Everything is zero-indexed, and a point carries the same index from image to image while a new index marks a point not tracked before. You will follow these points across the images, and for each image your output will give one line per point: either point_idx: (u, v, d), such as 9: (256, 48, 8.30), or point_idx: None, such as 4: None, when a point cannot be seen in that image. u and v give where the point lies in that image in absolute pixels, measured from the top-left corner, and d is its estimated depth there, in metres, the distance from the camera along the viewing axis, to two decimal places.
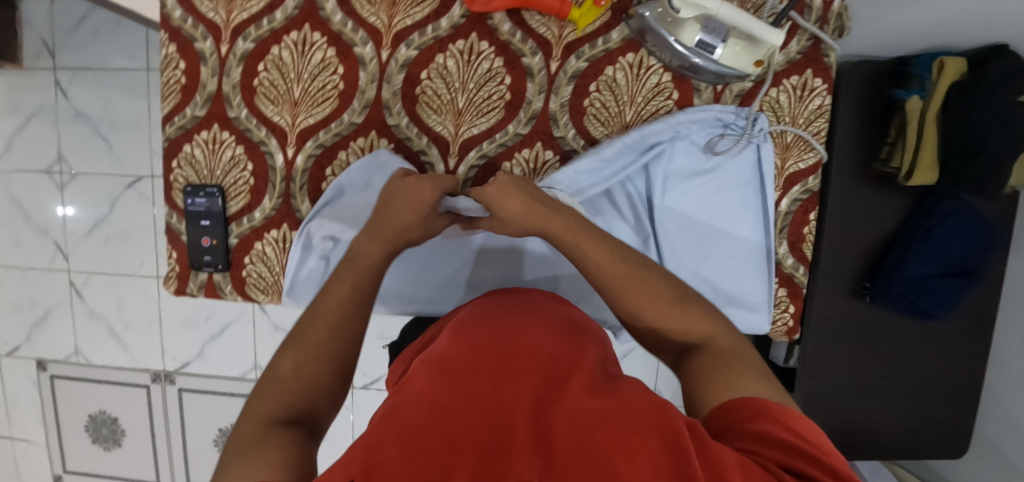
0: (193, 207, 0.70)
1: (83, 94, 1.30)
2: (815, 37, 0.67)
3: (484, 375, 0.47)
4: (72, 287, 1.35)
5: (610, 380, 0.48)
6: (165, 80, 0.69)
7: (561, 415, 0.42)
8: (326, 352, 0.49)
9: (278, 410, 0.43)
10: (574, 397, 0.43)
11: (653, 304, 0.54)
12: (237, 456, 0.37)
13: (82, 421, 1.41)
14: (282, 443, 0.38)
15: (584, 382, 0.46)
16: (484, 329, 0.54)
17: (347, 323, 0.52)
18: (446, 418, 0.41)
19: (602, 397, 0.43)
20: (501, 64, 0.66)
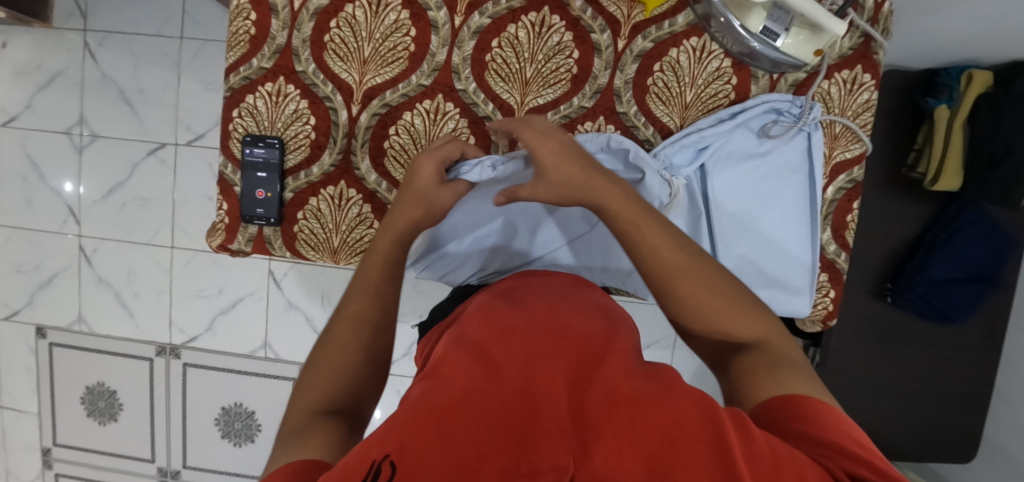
0: (251, 158, 0.70)
1: (112, 57, 1.27)
2: (866, 35, 0.69)
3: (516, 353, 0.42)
4: (82, 252, 1.33)
5: (645, 367, 0.44)
6: (234, 30, 0.69)
7: (598, 398, 0.37)
8: (355, 346, 0.50)
9: (320, 402, 0.44)
10: (613, 378, 0.39)
11: (701, 288, 0.48)
12: (284, 447, 0.38)
13: (79, 392, 1.37)
14: (321, 436, 0.39)
15: (618, 363, 0.42)
16: (511, 312, 0.50)
17: (369, 314, 0.52)
18: (478, 394, 0.36)
19: (641, 383, 0.39)
20: (570, 38, 0.68)
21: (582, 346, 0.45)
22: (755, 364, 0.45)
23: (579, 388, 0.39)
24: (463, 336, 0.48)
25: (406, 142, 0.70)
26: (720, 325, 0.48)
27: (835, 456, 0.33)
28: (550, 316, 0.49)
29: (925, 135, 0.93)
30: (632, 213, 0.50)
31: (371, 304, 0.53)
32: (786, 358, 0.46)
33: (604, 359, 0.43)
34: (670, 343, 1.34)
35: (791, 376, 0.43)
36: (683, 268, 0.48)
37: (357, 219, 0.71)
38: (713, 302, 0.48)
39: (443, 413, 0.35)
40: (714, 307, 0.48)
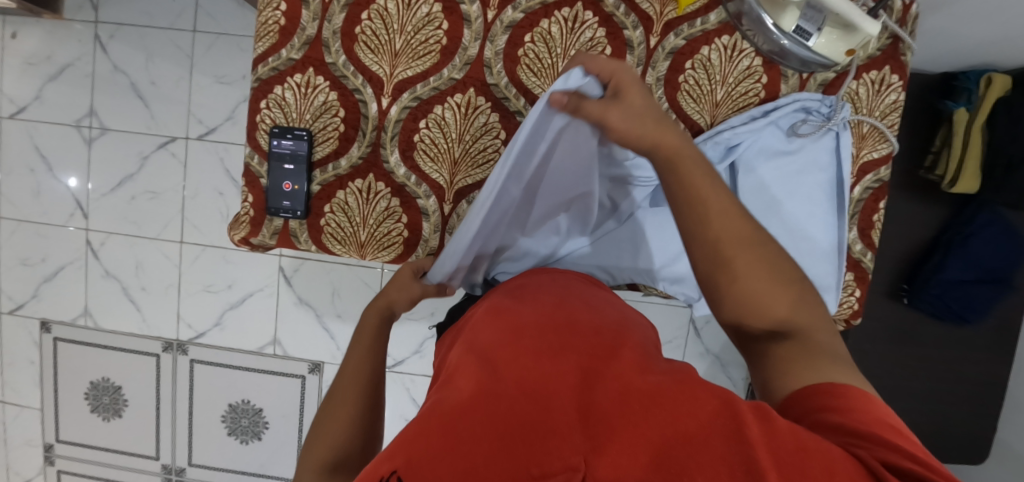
0: (279, 149, 0.69)
1: (124, 49, 1.26)
2: (894, 36, 0.70)
3: (525, 351, 0.42)
4: (88, 246, 1.31)
5: (658, 361, 0.42)
6: (264, 20, 0.69)
7: (609, 392, 0.36)
8: (349, 405, 0.52)
9: (322, 461, 0.47)
10: (623, 373, 0.38)
11: (745, 264, 0.45)
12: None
13: (83, 388, 1.35)
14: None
15: (630, 360, 0.41)
16: (518, 314, 0.49)
17: (362, 370, 0.56)
18: (487, 397, 0.36)
19: (653, 376, 0.38)
20: (603, 34, 0.68)
21: (592, 342, 0.43)
22: (786, 350, 0.44)
23: (591, 384, 0.38)
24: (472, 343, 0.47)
25: (436, 136, 0.69)
26: (764, 303, 0.45)
27: (870, 445, 0.31)
28: (557, 316, 0.48)
29: (942, 137, 0.94)
30: (700, 178, 0.46)
31: (366, 362, 0.57)
32: (817, 343, 0.43)
33: (615, 356, 0.42)
34: (681, 344, 1.35)
35: (818, 360, 0.42)
36: (736, 242, 0.45)
37: (385, 212, 0.71)
38: (757, 279, 0.45)
39: (451, 424, 0.34)
40: (758, 283, 0.45)
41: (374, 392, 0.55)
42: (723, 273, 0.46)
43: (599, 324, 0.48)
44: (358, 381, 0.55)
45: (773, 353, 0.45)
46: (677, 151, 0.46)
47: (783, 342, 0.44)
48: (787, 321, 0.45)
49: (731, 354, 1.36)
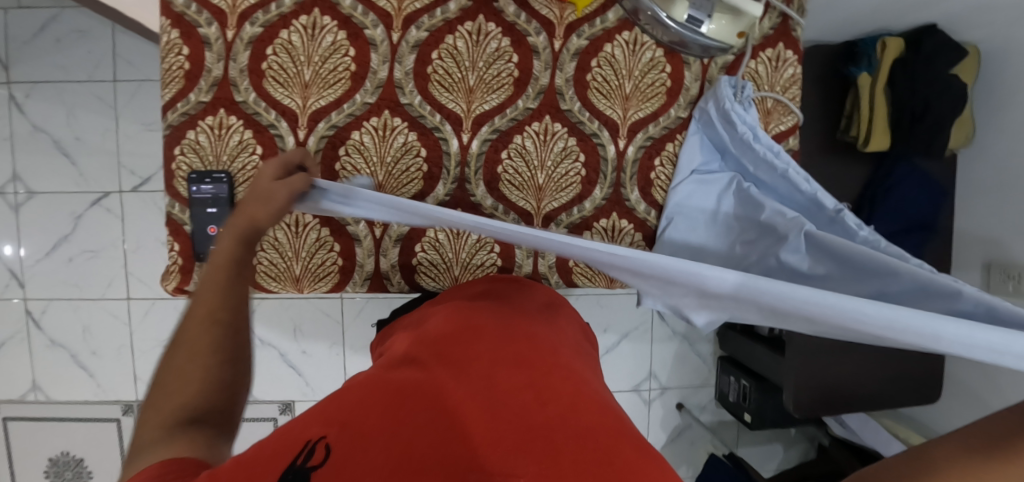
0: (199, 195, 0.68)
1: (42, 107, 1.21)
2: (783, 14, 0.74)
3: (484, 363, 0.47)
4: (29, 316, 1.26)
5: (609, 405, 0.46)
6: (167, 66, 0.67)
7: (558, 416, 0.40)
8: (214, 338, 0.46)
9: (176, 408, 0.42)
10: (575, 408, 0.42)
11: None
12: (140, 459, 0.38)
13: (42, 465, 1.29)
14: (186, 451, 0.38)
15: (589, 400, 0.44)
16: (492, 325, 0.54)
17: (228, 304, 0.49)
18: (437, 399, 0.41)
19: (607, 426, 0.41)
20: (507, 43, 0.70)
21: (555, 367, 0.48)
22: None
23: (546, 404, 0.41)
24: (439, 335, 0.52)
25: (357, 162, 0.70)
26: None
27: None
28: (525, 336, 0.52)
29: (851, 101, 0.99)
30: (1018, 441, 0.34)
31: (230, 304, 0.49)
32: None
33: (573, 384, 0.46)
34: (648, 329, 1.36)
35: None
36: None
37: (317, 244, 0.70)
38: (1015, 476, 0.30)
39: (399, 402, 0.40)
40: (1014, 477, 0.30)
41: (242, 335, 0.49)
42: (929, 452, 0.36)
43: (561, 353, 0.52)
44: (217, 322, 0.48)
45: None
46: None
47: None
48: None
49: (695, 332, 1.39)
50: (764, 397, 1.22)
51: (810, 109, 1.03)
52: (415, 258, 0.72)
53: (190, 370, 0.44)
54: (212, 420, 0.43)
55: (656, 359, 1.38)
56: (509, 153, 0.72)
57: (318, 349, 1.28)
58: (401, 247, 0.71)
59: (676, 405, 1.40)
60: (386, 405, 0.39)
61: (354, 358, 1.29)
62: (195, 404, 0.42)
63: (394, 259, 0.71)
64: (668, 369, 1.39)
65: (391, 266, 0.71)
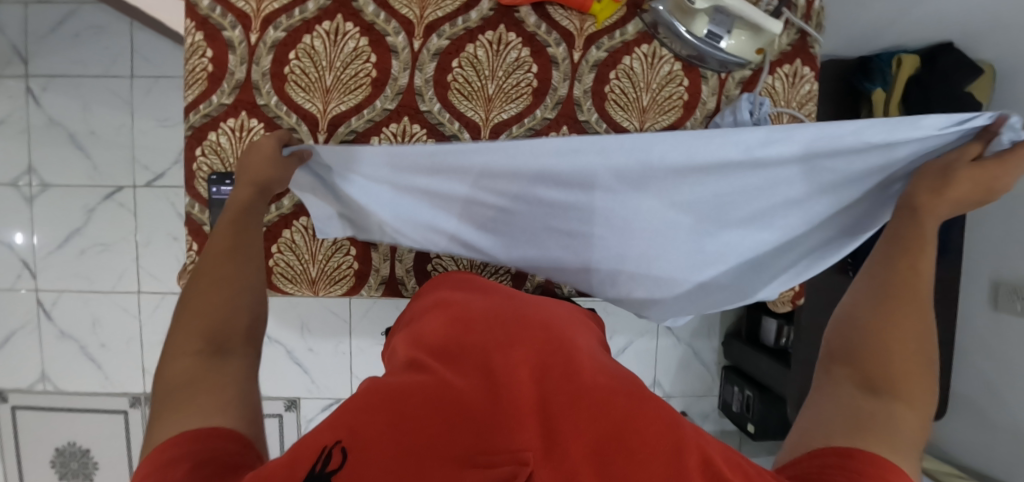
0: (220, 195, 0.69)
1: (59, 101, 1.22)
2: (801, 31, 0.74)
3: (480, 348, 0.46)
4: (40, 307, 1.27)
5: (606, 362, 0.47)
6: (190, 68, 0.68)
7: (560, 380, 0.40)
8: (225, 278, 0.48)
9: (202, 341, 0.43)
10: (574, 366, 0.42)
11: (889, 310, 0.46)
12: (175, 397, 0.39)
13: (48, 455, 1.30)
14: (221, 385, 0.40)
15: (586, 359, 0.45)
16: (483, 314, 0.54)
17: (240, 250, 0.52)
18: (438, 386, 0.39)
19: (607, 378, 0.42)
20: (528, 53, 0.70)
21: (547, 336, 0.48)
22: (875, 415, 0.39)
23: (544, 368, 0.42)
24: (433, 337, 0.51)
25: None
26: (892, 355, 0.43)
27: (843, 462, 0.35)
28: (514, 316, 0.53)
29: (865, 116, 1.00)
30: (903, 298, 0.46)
31: (243, 250, 0.52)
32: (911, 439, 0.38)
33: (569, 347, 0.46)
34: (652, 337, 1.37)
35: (888, 444, 0.37)
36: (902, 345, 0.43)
37: (333, 247, 0.71)
38: (892, 346, 0.44)
39: (400, 398, 0.38)
40: (890, 343, 0.44)
41: (254, 274, 0.51)
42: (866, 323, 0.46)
43: (554, 323, 0.52)
44: (229, 262, 0.50)
45: (843, 412, 0.40)
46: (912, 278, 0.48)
47: (878, 406, 0.40)
48: (903, 393, 0.41)
49: (700, 340, 1.40)
50: (767, 408, 1.22)
51: None
52: (430, 263, 0.73)
53: (211, 312, 0.45)
54: (232, 348, 0.44)
55: (660, 366, 1.38)
56: None
57: (325, 348, 1.29)
58: (416, 252, 0.73)
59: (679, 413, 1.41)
60: (387, 403, 0.37)
61: (359, 358, 1.30)
62: (212, 338, 0.43)
63: (410, 264, 0.73)
64: (671, 376, 1.39)
65: (406, 271, 0.73)
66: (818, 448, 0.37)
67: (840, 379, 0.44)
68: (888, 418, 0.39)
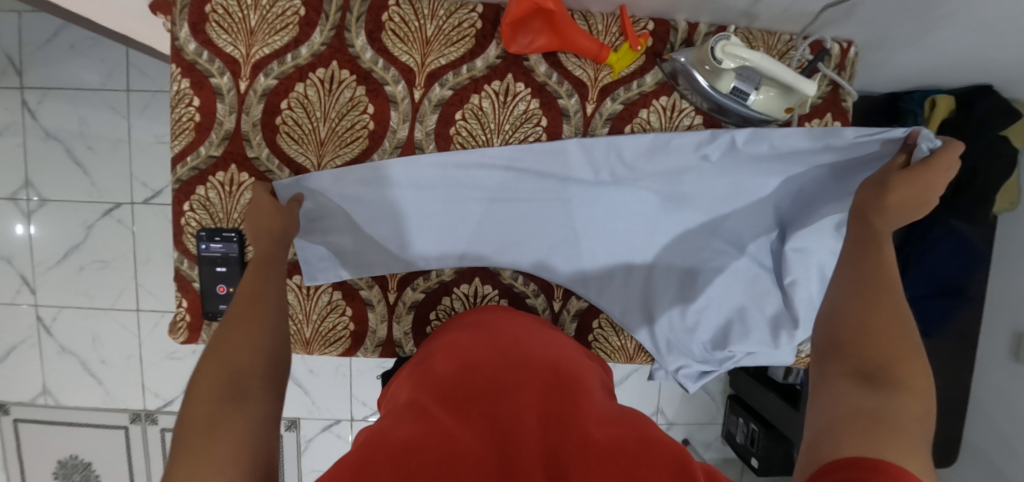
0: (208, 252, 0.66)
1: (55, 114, 1.19)
2: (834, 83, 0.68)
3: (485, 398, 0.45)
4: (40, 322, 1.26)
5: (614, 411, 0.46)
6: (176, 117, 0.64)
7: (569, 437, 0.39)
8: (250, 320, 0.47)
9: (221, 381, 0.40)
10: (583, 420, 0.42)
11: (874, 306, 0.43)
12: (190, 440, 0.35)
13: (51, 467, 1.31)
14: (241, 431, 0.36)
15: (594, 411, 0.44)
16: (487, 357, 0.53)
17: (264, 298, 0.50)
18: (442, 438, 0.38)
19: (616, 431, 0.41)
20: (537, 105, 0.65)
21: (550, 385, 0.48)
22: (873, 409, 0.35)
23: (550, 423, 0.41)
24: (436, 380, 0.50)
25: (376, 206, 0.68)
26: (879, 350, 0.40)
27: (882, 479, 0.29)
28: (517, 360, 0.52)
29: None
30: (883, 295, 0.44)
31: (267, 292, 0.51)
32: (917, 435, 0.34)
33: (577, 400, 0.45)
34: None
35: (898, 446, 0.32)
36: (890, 336, 0.41)
37: (328, 307, 0.68)
38: (882, 343, 0.40)
39: (402, 454, 0.36)
40: (877, 342, 0.41)
41: (279, 316, 0.50)
42: (847, 320, 0.43)
43: (561, 369, 0.52)
44: (253, 308, 0.49)
45: (847, 412, 0.36)
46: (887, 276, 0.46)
47: (874, 400, 0.36)
48: (901, 385, 0.37)
49: None
50: (772, 444, 1.19)
51: None
52: (429, 326, 0.70)
53: (231, 353, 0.43)
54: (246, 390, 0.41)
55: (665, 393, 1.36)
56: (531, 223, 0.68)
57: (326, 370, 1.28)
58: (415, 314, 0.69)
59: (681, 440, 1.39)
60: (389, 458, 0.36)
61: (359, 381, 1.28)
62: (231, 379, 0.41)
63: (408, 326, 0.69)
64: (676, 404, 1.37)
65: (404, 333, 0.69)
66: (833, 463, 0.32)
67: (836, 380, 0.40)
68: (885, 410, 0.35)
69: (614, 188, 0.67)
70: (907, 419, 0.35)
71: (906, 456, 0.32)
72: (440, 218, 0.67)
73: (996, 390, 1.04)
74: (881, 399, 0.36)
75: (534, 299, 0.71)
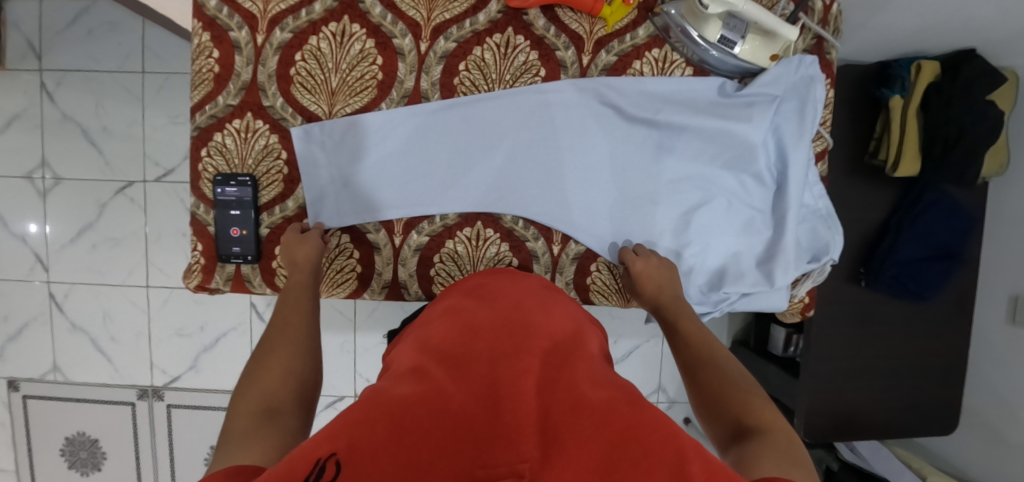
0: (223, 196, 0.69)
1: (73, 97, 1.24)
2: (818, 36, 0.72)
3: (484, 363, 0.47)
4: (51, 299, 1.29)
5: (610, 375, 0.48)
6: (197, 69, 0.68)
7: (562, 403, 0.41)
8: (284, 358, 0.54)
9: (258, 402, 0.47)
10: (576, 386, 0.43)
11: (717, 370, 0.54)
12: (231, 441, 0.41)
13: (58, 444, 1.33)
14: (271, 434, 0.42)
15: (587, 374, 0.45)
16: (490, 325, 0.54)
17: (301, 341, 0.58)
18: (439, 398, 0.40)
19: (606, 391, 0.42)
20: (536, 57, 0.69)
21: (549, 359, 0.49)
22: (758, 445, 0.41)
23: (546, 395, 0.42)
24: (438, 346, 0.51)
25: (387, 152, 0.70)
26: (739, 407, 0.48)
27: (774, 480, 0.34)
28: (517, 329, 0.53)
29: (880, 125, 0.96)
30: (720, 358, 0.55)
31: (300, 334, 0.59)
32: (796, 453, 0.41)
33: (572, 367, 0.47)
34: (660, 340, 1.35)
35: (784, 465, 0.38)
36: (739, 389, 0.50)
37: (337, 249, 0.72)
38: (741, 400, 0.49)
39: (399, 411, 0.37)
40: (737, 402, 0.49)
41: (311, 359, 0.56)
42: (706, 391, 0.52)
43: (560, 338, 0.53)
44: (287, 346, 0.56)
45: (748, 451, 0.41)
46: (710, 346, 0.58)
47: (753, 441, 0.43)
48: (768, 424, 0.45)
49: None
50: None
51: (838, 132, 1.00)
52: (433, 269, 0.72)
53: (268, 379, 0.51)
54: (281, 408, 0.47)
55: (665, 370, 1.37)
56: (533, 170, 0.72)
57: (331, 346, 1.30)
58: (420, 257, 0.72)
59: (683, 420, 1.39)
60: (387, 414, 0.37)
61: (363, 357, 1.30)
62: (266, 401, 0.47)
63: (413, 269, 0.72)
64: (677, 381, 1.38)
65: (409, 275, 0.72)
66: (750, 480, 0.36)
67: (725, 444, 0.46)
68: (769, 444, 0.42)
69: (611, 136, 0.72)
70: (781, 438, 0.43)
71: (789, 468, 0.38)
72: (448, 169, 0.71)
73: (995, 355, 1.04)
74: (764, 440, 0.42)
75: (534, 243, 0.73)
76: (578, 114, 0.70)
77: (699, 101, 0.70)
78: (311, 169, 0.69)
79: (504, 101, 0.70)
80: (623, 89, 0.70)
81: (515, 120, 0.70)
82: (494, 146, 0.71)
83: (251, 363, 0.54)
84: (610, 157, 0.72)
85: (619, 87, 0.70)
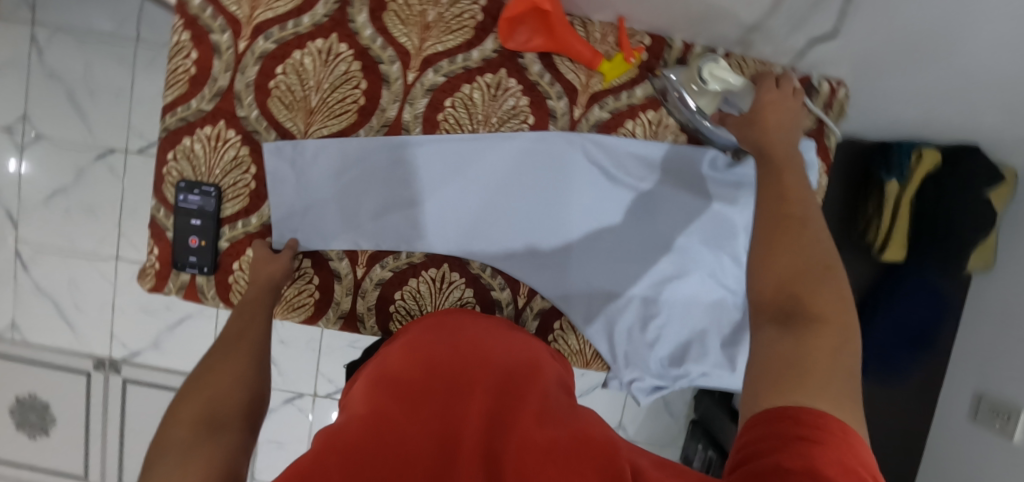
0: (184, 204, 0.66)
1: (62, 55, 1.19)
2: (819, 121, 0.70)
3: (434, 397, 0.43)
4: (18, 257, 1.26)
5: (565, 410, 0.44)
6: (173, 68, 0.65)
7: (512, 441, 0.37)
8: (238, 361, 0.50)
9: (202, 409, 0.43)
10: (526, 422, 0.39)
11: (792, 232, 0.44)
12: (165, 461, 0.36)
13: (8, 403, 1.31)
14: (210, 451, 0.38)
15: (540, 410, 0.42)
16: (445, 359, 0.50)
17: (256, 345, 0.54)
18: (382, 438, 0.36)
19: (555, 431, 0.38)
20: (526, 102, 0.66)
21: (502, 390, 0.45)
22: (789, 345, 0.37)
23: (496, 429, 0.39)
24: (389, 378, 0.48)
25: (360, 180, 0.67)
26: (797, 286, 0.41)
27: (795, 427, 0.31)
28: (478, 362, 0.49)
29: (873, 205, 0.95)
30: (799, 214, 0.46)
31: (257, 339, 0.55)
32: (834, 355, 0.36)
33: (523, 402, 0.43)
34: None
35: (811, 385, 0.33)
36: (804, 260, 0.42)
37: (297, 272, 0.69)
38: (799, 277, 0.41)
39: (340, 454, 0.34)
40: (793, 278, 0.41)
41: (265, 367, 0.52)
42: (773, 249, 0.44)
43: (515, 371, 0.50)
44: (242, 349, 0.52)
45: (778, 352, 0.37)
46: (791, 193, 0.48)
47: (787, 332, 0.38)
48: (814, 320, 0.38)
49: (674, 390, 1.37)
50: None
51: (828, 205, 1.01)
52: (393, 305, 0.71)
53: (216, 383, 0.46)
54: (226, 418, 0.43)
55: (628, 409, 1.36)
56: (509, 217, 0.69)
57: (296, 342, 1.28)
58: (381, 291, 0.70)
59: None
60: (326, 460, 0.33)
61: (327, 358, 1.28)
62: (211, 408, 0.43)
63: (372, 302, 0.70)
64: (638, 421, 1.37)
65: (367, 308, 0.70)
66: (757, 413, 0.33)
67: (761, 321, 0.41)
68: (799, 351, 0.36)
69: (594, 193, 0.69)
70: (827, 337, 0.37)
71: (817, 390, 0.33)
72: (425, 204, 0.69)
73: (950, 446, 1.04)
74: (804, 333, 0.37)
75: (499, 293, 0.71)
76: (566, 165, 0.68)
77: (689, 173, 0.68)
78: (278, 187, 0.67)
79: (488, 145, 0.67)
80: (614, 148, 0.67)
81: (503, 156, 0.68)
82: (474, 183, 0.68)
83: (201, 364, 0.50)
84: (591, 215, 0.70)
85: (610, 144, 0.67)
